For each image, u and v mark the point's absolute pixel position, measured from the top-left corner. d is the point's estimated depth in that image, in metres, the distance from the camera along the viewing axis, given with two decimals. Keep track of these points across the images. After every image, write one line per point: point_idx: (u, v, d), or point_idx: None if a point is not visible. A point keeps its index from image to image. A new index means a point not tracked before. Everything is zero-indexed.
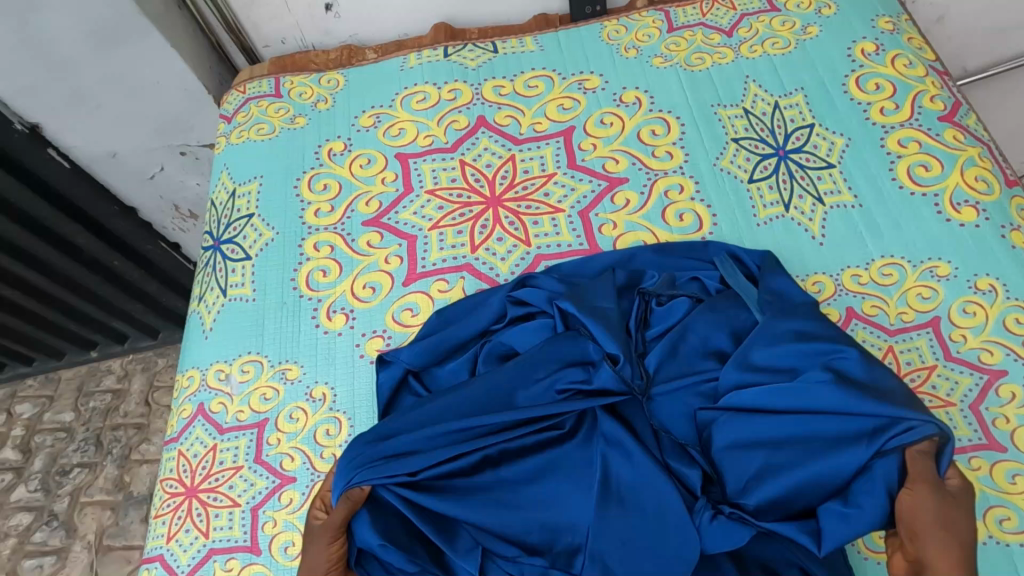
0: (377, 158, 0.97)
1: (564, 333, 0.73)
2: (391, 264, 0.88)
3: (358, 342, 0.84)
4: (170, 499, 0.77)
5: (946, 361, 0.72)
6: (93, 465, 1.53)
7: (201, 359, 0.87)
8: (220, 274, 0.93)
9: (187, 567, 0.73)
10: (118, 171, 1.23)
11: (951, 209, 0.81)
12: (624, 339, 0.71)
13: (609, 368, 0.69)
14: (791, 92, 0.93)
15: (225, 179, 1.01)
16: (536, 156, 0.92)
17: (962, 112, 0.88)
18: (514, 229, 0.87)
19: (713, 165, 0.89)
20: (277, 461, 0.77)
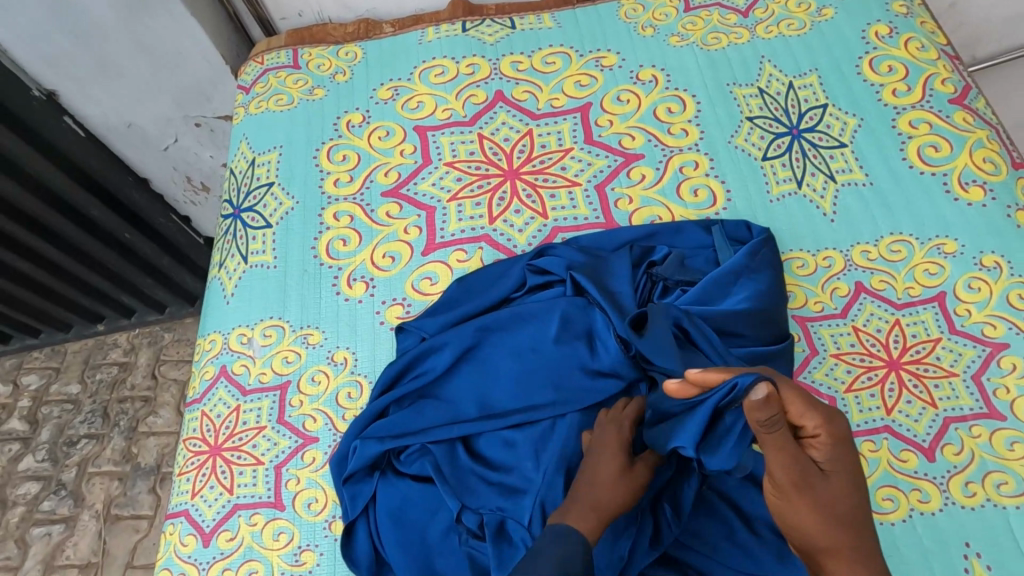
0: (396, 130, 0.89)
1: (573, 308, 0.70)
2: (410, 234, 0.81)
3: (378, 309, 0.77)
4: (194, 457, 0.72)
5: (950, 334, 0.68)
6: (100, 436, 1.54)
7: (223, 323, 0.79)
8: (240, 241, 0.84)
9: (213, 522, 0.68)
10: (134, 141, 1.16)
11: (959, 189, 0.75)
12: (636, 322, 0.67)
13: (619, 349, 0.66)
14: (806, 72, 0.87)
15: (244, 148, 0.91)
16: (553, 131, 0.86)
17: (972, 96, 0.83)
18: (531, 202, 0.82)
19: (727, 143, 0.83)
20: (300, 421, 0.72)
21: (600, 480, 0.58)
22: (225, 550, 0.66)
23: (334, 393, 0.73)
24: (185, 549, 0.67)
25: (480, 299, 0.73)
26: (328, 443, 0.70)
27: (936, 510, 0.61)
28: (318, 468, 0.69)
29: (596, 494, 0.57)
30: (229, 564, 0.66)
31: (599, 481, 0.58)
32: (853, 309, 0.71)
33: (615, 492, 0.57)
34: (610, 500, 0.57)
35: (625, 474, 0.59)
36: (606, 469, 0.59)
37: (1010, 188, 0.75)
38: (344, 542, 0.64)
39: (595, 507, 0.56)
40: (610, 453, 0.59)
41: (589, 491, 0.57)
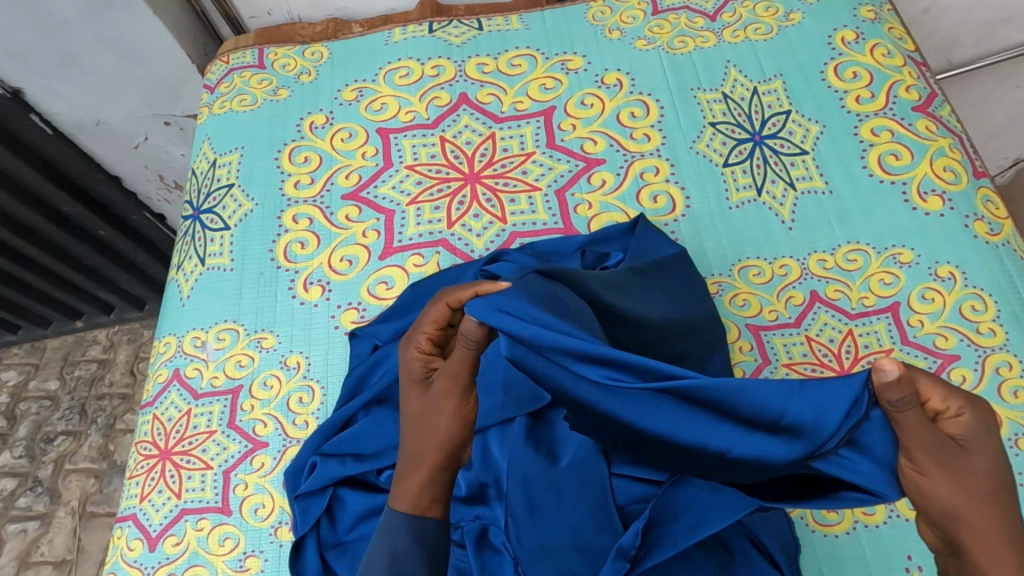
0: (359, 132, 0.88)
1: None
2: (368, 238, 0.81)
3: (333, 314, 0.77)
4: (144, 461, 0.72)
5: (903, 345, 0.68)
6: (78, 433, 1.54)
7: (178, 325, 0.79)
8: (198, 243, 0.84)
9: (159, 527, 0.68)
10: (103, 138, 1.16)
11: (918, 198, 0.75)
12: None
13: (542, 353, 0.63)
14: (771, 78, 0.86)
15: (206, 148, 0.91)
16: (516, 135, 0.86)
17: (936, 103, 0.83)
18: (491, 206, 0.81)
19: (689, 149, 0.82)
20: (250, 426, 0.71)
21: (413, 415, 0.58)
22: (171, 555, 0.66)
23: (285, 398, 0.72)
24: (131, 554, 0.67)
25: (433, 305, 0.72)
26: (277, 448, 0.70)
27: (880, 523, 0.62)
28: (266, 474, 0.69)
29: (426, 446, 0.56)
30: (174, 569, 0.65)
31: (416, 418, 0.57)
32: (807, 318, 0.70)
33: (437, 425, 0.56)
34: (438, 434, 0.56)
35: (429, 396, 0.57)
36: (410, 402, 0.58)
37: (969, 198, 0.75)
38: (292, 557, 0.63)
39: (422, 454, 0.56)
40: (411, 388, 0.58)
41: (415, 441, 0.57)
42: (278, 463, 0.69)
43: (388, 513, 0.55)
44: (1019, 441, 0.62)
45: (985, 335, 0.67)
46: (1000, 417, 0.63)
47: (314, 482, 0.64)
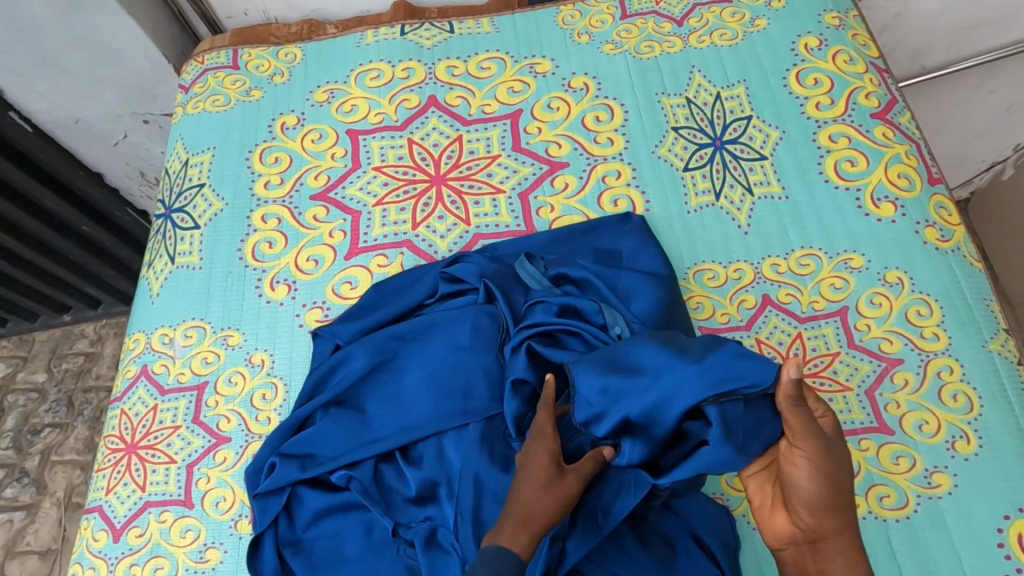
0: (329, 133, 0.90)
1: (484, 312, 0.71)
2: (334, 238, 0.82)
3: (298, 313, 0.78)
4: (111, 455, 0.74)
5: (849, 349, 0.69)
6: (64, 426, 1.56)
7: (148, 322, 0.81)
8: (169, 241, 0.85)
9: (123, 519, 0.70)
10: (83, 136, 1.17)
11: (871, 204, 0.76)
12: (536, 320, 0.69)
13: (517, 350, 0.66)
14: (734, 83, 0.87)
15: (179, 148, 0.92)
16: (482, 138, 0.87)
17: (895, 110, 0.84)
18: (455, 208, 0.83)
19: (651, 153, 0.84)
20: (214, 421, 0.73)
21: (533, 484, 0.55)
22: (134, 546, 0.68)
23: (248, 395, 0.74)
24: (96, 544, 0.69)
25: (393, 306, 0.74)
26: (239, 444, 0.72)
27: None
28: (228, 468, 0.71)
29: (523, 506, 0.53)
30: (136, 559, 0.67)
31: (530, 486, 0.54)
32: (758, 321, 0.72)
33: (542, 498, 0.53)
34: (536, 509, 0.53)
35: (552, 483, 0.54)
36: (532, 477, 0.55)
37: (922, 205, 0.76)
38: (249, 554, 0.65)
39: (526, 521, 0.52)
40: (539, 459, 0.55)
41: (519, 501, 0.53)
42: (240, 458, 0.71)
43: (489, 550, 0.50)
44: (955, 443, 0.64)
45: (929, 339, 0.68)
46: (939, 420, 0.65)
47: (273, 483, 0.65)
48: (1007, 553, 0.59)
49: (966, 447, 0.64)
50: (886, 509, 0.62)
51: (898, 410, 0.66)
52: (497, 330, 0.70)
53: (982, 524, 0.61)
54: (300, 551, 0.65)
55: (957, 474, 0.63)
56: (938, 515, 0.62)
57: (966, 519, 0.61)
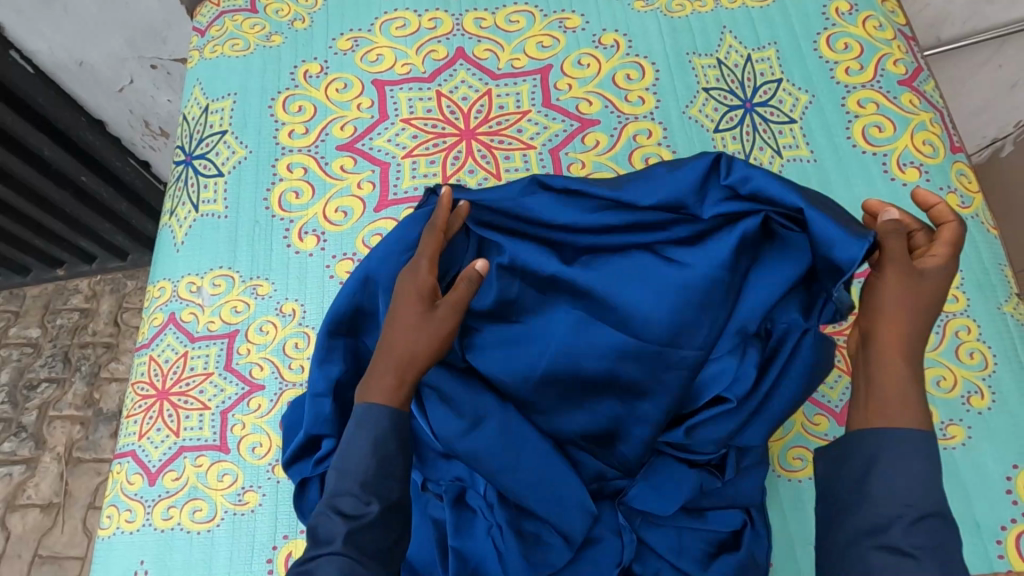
0: (354, 83, 0.88)
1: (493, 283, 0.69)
2: (363, 189, 0.81)
3: (328, 264, 0.78)
4: (141, 401, 0.73)
5: None
6: (62, 381, 1.46)
7: (173, 270, 0.80)
8: (192, 189, 0.84)
9: (158, 463, 0.70)
10: (86, 81, 1.14)
11: (897, 169, 0.78)
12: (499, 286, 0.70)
13: None
14: (765, 45, 0.87)
15: (197, 94, 0.90)
16: (512, 93, 0.86)
17: (922, 78, 0.85)
18: (485, 162, 0.82)
19: (682, 113, 0.84)
20: (247, 369, 0.73)
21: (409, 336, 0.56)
22: (170, 489, 0.69)
23: (281, 343, 0.74)
24: (131, 487, 0.69)
25: None
26: (274, 391, 0.72)
27: None
28: (263, 415, 0.71)
29: (404, 346, 0.55)
30: (174, 501, 0.68)
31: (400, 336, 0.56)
32: None
33: (413, 335, 0.56)
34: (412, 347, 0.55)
35: (423, 321, 0.56)
36: (405, 316, 0.56)
37: (945, 171, 0.78)
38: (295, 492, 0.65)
39: (405, 365, 0.55)
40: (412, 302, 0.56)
41: (386, 350, 0.56)
42: (275, 405, 0.71)
43: (361, 408, 0.55)
44: (971, 398, 0.67)
45: (949, 300, 0.71)
46: (956, 375, 0.68)
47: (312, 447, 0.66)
48: (1014, 499, 0.63)
49: (980, 401, 0.67)
50: None
51: None
52: None
53: (991, 472, 0.65)
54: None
55: (972, 427, 0.66)
56: (951, 465, 0.65)
57: (979, 466, 0.65)
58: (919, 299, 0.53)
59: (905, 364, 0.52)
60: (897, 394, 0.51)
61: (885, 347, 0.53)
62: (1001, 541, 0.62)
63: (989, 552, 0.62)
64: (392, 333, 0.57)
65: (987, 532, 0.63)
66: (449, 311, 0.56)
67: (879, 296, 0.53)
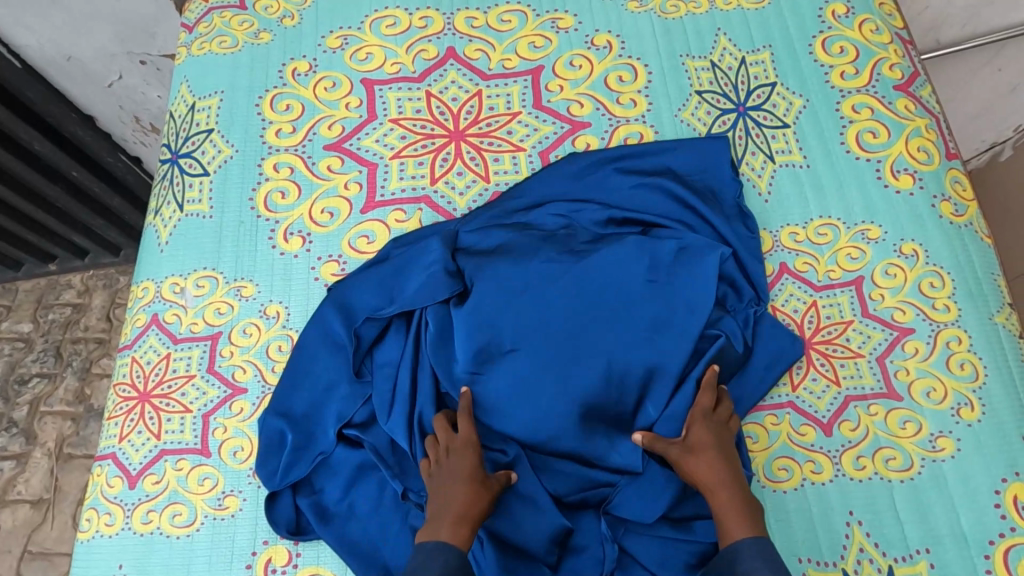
0: (342, 82, 0.87)
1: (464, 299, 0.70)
2: (350, 190, 0.80)
3: (313, 266, 0.77)
4: (123, 403, 0.73)
5: (862, 317, 0.71)
6: (53, 376, 1.45)
7: (157, 271, 0.79)
8: (177, 188, 0.83)
9: (139, 466, 0.69)
10: (74, 75, 1.13)
11: (890, 176, 0.77)
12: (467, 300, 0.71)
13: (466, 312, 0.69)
14: (759, 48, 0.86)
15: (184, 91, 0.89)
16: (502, 93, 0.85)
17: (918, 83, 0.84)
18: (474, 164, 0.81)
19: (674, 116, 0.83)
20: (229, 372, 0.72)
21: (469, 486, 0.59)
22: (151, 492, 0.68)
23: (264, 346, 0.73)
24: (111, 490, 0.69)
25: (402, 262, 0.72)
26: (256, 395, 0.71)
27: (827, 481, 0.65)
28: (245, 419, 0.70)
29: (466, 504, 0.59)
30: (154, 505, 0.68)
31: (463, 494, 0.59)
32: (775, 289, 0.73)
33: (477, 495, 0.59)
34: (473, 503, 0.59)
35: (477, 478, 0.60)
36: (466, 472, 0.60)
37: (939, 179, 0.77)
38: (266, 504, 0.66)
39: (459, 520, 0.58)
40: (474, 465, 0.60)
41: (444, 503, 0.59)
42: (257, 409, 0.71)
43: (431, 546, 0.57)
44: (960, 410, 0.66)
45: (941, 310, 0.70)
46: (946, 387, 0.67)
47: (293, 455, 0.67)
48: (1002, 513, 0.63)
49: (970, 413, 0.66)
50: (891, 470, 0.65)
51: (907, 376, 0.68)
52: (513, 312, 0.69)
53: (979, 485, 0.64)
54: (319, 504, 0.67)
55: (961, 439, 0.65)
56: (939, 477, 0.64)
57: (967, 479, 0.64)
58: (714, 454, 0.61)
59: (727, 492, 0.59)
60: (735, 506, 0.58)
61: (705, 485, 0.60)
62: (988, 555, 0.62)
63: (976, 566, 0.61)
64: (448, 484, 0.60)
65: (974, 545, 0.62)
66: (500, 481, 0.61)
67: (689, 470, 0.61)
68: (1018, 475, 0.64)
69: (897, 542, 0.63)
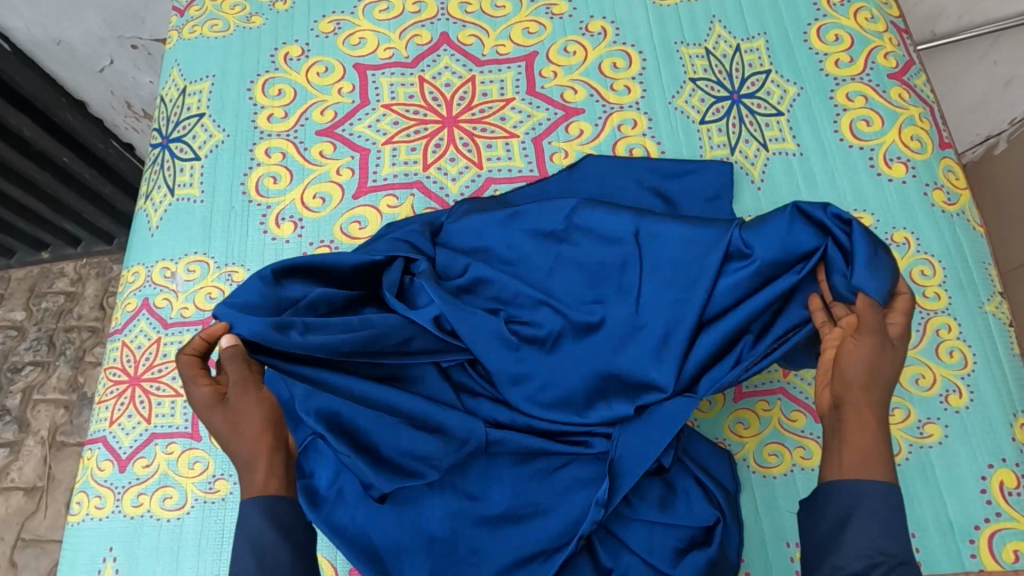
0: (335, 67, 0.86)
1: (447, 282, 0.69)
2: (342, 175, 0.80)
3: (305, 252, 0.77)
4: (113, 387, 0.72)
5: None
6: (46, 364, 1.44)
7: (147, 255, 0.78)
8: (168, 172, 0.82)
9: (129, 449, 0.69)
10: (65, 60, 1.13)
11: (883, 164, 0.77)
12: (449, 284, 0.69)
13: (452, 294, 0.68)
14: (754, 36, 0.86)
15: (175, 75, 0.88)
16: (496, 79, 0.85)
17: (913, 71, 0.83)
18: (467, 150, 0.81)
19: (668, 104, 0.82)
20: (220, 356, 0.72)
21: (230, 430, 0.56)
22: (141, 476, 0.68)
23: None
24: (101, 474, 0.69)
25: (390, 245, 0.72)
26: None
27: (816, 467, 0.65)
28: None
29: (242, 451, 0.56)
30: (144, 488, 0.67)
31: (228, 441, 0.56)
32: None
33: (242, 437, 0.56)
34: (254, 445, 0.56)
35: (229, 413, 0.57)
36: (220, 420, 0.57)
37: (932, 167, 0.77)
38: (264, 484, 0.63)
39: (249, 467, 0.55)
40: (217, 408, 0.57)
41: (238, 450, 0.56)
42: None
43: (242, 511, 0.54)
44: (948, 397, 0.67)
45: (931, 298, 0.71)
46: (935, 374, 0.68)
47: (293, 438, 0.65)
48: (988, 499, 0.63)
49: (958, 401, 0.67)
50: None
51: None
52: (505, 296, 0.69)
53: (965, 472, 0.64)
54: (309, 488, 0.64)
55: (948, 426, 0.66)
56: (926, 464, 0.65)
57: (953, 466, 0.65)
58: (879, 376, 0.54)
59: (869, 416, 0.53)
60: (870, 446, 0.52)
61: (860, 403, 0.54)
62: (973, 541, 0.62)
63: (961, 552, 0.62)
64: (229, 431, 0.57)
65: (960, 531, 0.62)
66: (255, 403, 0.57)
67: (845, 367, 0.55)
68: (1005, 462, 0.64)
69: None
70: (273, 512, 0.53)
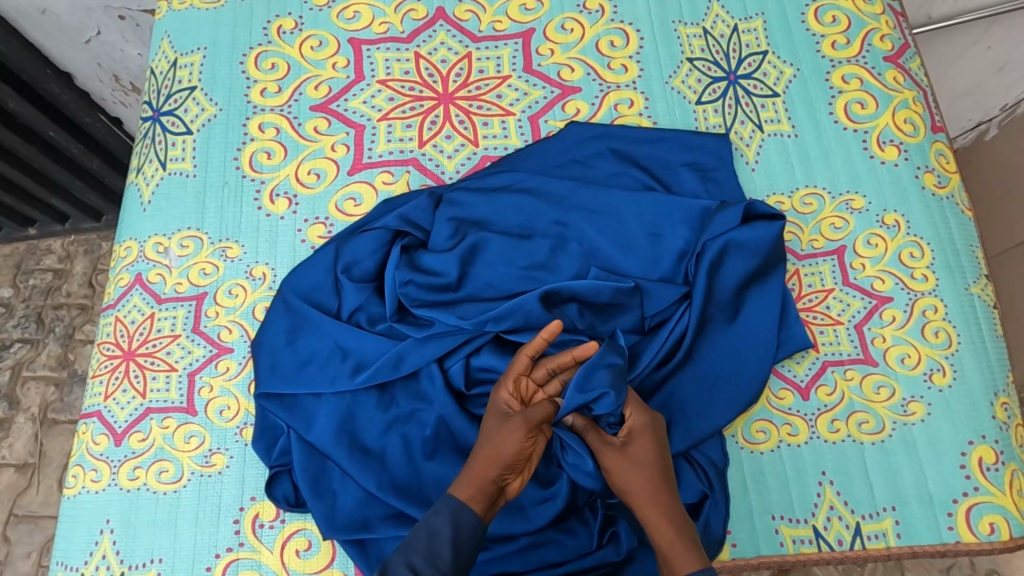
0: (329, 41, 0.85)
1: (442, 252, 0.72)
2: (337, 152, 0.79)
3: (299, 228, 0.77)
4: (107, 361, 0.72)
5: (843, 286, 0.72)
6: (35, 342, 1.42)
7: (139, 231, 0.78)
8: (159, 146, 0.81)
9: (124, 424, 0.69)
10: (50, 29, 1.09)
11: (877, 147, 0.78)
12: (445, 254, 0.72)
13: (448, 264, 0.71)
14: (752, 16, 0.86)
15: (166, 47, 0.86)
16: (493, 56, 0.84)
17: (908, 55, 0.84)
18: (463, 128, 0.80)
19: (665, 83, 0.82)
20: (215, 331, 0.72)
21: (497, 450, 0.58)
22: (137, 450, 0.68)
23: (251, 307, 0.73)
24: (97, 448, 0.69)
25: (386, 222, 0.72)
26: (243, 354, 0.72)
27: (802, 443, 0.67)
28: (231, 377, 0.71)
29: (481, 466, 0.58)
30: (140, 462, 0.68)
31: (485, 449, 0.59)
32: None
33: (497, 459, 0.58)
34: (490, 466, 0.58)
35: (491, 451, 0.58)
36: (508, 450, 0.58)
37: (923, 151, 0.78)
38: (267, 484, 0.66)
39: (478, 485, 0.57)
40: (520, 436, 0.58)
41: (477, 459, 0.59)
42: (244, 367, 0.71)
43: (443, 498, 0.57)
44: (933, 375, 0.69)
45: (919, 280, 0.72)
46: (920, 354, 0.69)
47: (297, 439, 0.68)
48: (967, 474, 0.65)
49: (942, 378, 0.68)
50: (864, 433, 0.67)
51: (883, 343, 0.70)
52: (503, 277, 0.71)
53: (947, 448, 0.66)
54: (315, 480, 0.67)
55: (932, 404, 0.68)
56: (909, 440, 0.67)
57: (935, 442, 0.66)
58: (647, 470, 0.58)
59: (659, 508, 0.57)
60: (671, 538, 0.56)
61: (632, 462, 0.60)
62: (951, 514, 0.64)
63: (938, 524, 0.64)
64: (470, 463, 0.59)
65: (939, 505, 0.65)
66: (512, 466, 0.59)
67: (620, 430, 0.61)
68: (984, 439, 0.66)
69: (865, 501, 0.65)
70: (458, 524, 0.56)
